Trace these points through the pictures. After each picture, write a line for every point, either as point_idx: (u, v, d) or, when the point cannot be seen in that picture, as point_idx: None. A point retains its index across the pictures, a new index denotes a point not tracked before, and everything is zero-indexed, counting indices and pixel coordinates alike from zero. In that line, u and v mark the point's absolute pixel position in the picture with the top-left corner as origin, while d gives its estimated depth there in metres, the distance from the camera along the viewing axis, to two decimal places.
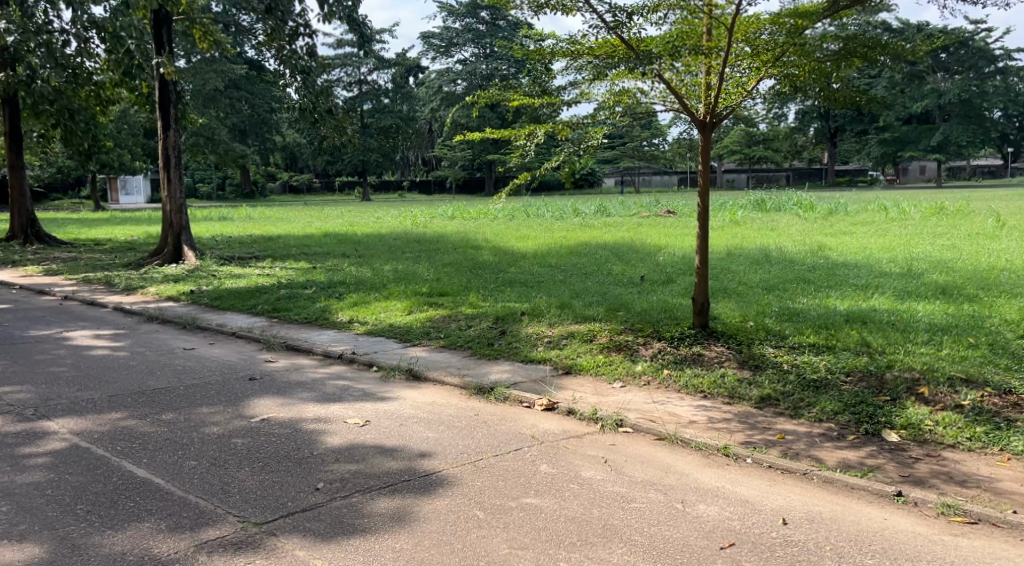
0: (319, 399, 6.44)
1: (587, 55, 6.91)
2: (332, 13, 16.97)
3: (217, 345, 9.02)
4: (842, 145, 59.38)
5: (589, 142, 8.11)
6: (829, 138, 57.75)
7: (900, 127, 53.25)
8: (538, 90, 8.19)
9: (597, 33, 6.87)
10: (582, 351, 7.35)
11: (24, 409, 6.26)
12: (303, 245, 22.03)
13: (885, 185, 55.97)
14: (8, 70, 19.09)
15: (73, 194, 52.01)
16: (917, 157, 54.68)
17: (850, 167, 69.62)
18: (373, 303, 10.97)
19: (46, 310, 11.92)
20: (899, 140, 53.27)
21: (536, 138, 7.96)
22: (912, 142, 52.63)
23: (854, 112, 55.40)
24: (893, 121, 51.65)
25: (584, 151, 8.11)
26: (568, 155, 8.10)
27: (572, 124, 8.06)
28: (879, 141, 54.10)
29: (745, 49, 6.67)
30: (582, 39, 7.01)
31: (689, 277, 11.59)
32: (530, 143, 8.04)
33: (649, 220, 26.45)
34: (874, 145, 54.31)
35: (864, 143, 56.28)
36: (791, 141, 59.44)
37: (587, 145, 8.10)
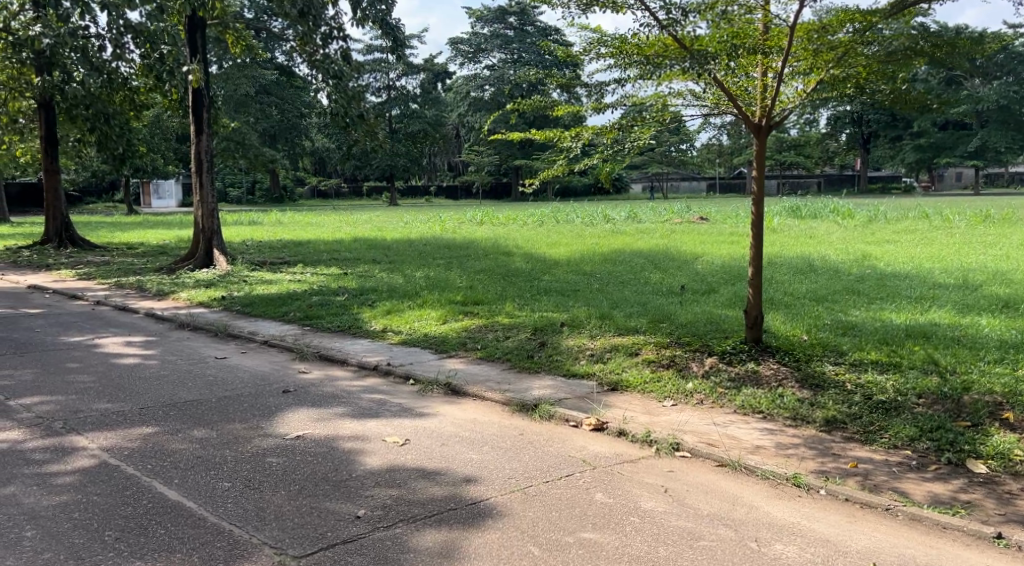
0: (355, 414, 6.19)
1: (638, 54, 6.64)
2: (365, 16, 16.80)
3: (250, 354, 8.80)
4: (876, 151, 58.59)
5: (637, 143, 7.67)
6: (863, 144, 57.00)
7: (936, 132, 52.45)
8: (583, 91, 7.95)
9: (648, 31, 6.55)
10: (627, 366, 7.05)
11: (53, 422, 6.06)
12: (333, 250, 21.89)
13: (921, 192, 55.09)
14: (43, 74, 19.13)
15: (107, 198, 52.44)
16: (954, 164, 53.79)
17: (882, 173, 68.74)
18: (406, 311, 10.73)
19: (78, 316, 11.80)
20: (935, 146, 52.53)
21: (582, 139, 7.72)
22: (948, 148, 52.00)
23: (889, 118, 54.65)
24: (929, 127, 50.90)
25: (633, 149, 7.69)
26: (611, 156, 7.80)
27: (619, 125, 7.71)
28: (914, 146, 53.27)
29: (807, 49, 6.32)
30: (630, 38, 6.73)
31: (731, 287, 11.25)
32: (576, 144, 7.82)
33: (683, 226, 26.10)
34: (909, 151, 53.49)
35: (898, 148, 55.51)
36: (824, 147, 58.75)
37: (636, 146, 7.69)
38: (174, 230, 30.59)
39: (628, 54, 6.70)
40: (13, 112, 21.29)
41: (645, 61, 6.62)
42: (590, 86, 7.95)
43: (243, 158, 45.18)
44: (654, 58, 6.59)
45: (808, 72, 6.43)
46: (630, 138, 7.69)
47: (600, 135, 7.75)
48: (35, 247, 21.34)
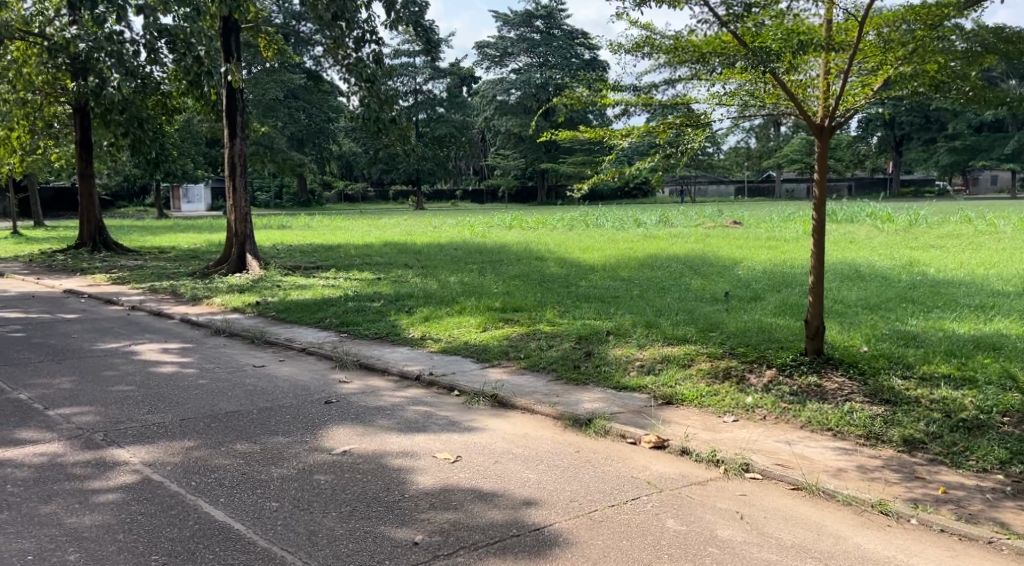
0: (403, 428, 5.99)
1: (694, 51, 6.45)
2: (399, 18, 16.61)
3: (288, 362, 8.63)
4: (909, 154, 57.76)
5: (693, 143, 7.73)
6: (895, 147, 56.27)
7: (971, 135, 51.66)
8: (629, 90, 7.71)
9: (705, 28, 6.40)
10: (680, 378, 6.80)
11: (93, 434, 5.89)
12: (364, 254, 21.74)
13: (955, 196, 54.29)
14: (78, 79, 19.14)
15: (138, 202, 52.78)
16: (989, 167, 52.94)
17: (914, 176, 67.73)
18: (444, 318, 10.51)
19: (114, 322, 11.68)
20: (970, 149, 51.71)
21: (634, 139, 7.69)
22: (984, 151, 51.34)
23: (922, 120, 53.89)
24: (964, 129, 50.15)
25: (684, 153, 7.77)
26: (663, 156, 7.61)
27: (673, 125, 7.65)
28: (949, 149, 52.46)
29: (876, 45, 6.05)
30: (686, 35, 6.53)
31: (777, 294, 10.95)
32: (627, 143, 7.79)
33: (717, 231, 25.79)
34: (943, 154, 52.67)
35: (931, 152, 54.74)
36: (855, 150, 58.05)
37: (687, 150, 7.75)
38: (205, 234, 30.63)
39: (682, 54, 6.49)
40: (47, 117, 21.36)
41: (701, 60, 6.41)
42: (636, 85, 7.72)
43: (271, 162, 45.32)
44: (709, 56, 6.40)
45: (874, 71, 6.23)
46: (680, 144, 7.76)
47: (653, 135, 7.70)
48: (69, 250, 21.39)
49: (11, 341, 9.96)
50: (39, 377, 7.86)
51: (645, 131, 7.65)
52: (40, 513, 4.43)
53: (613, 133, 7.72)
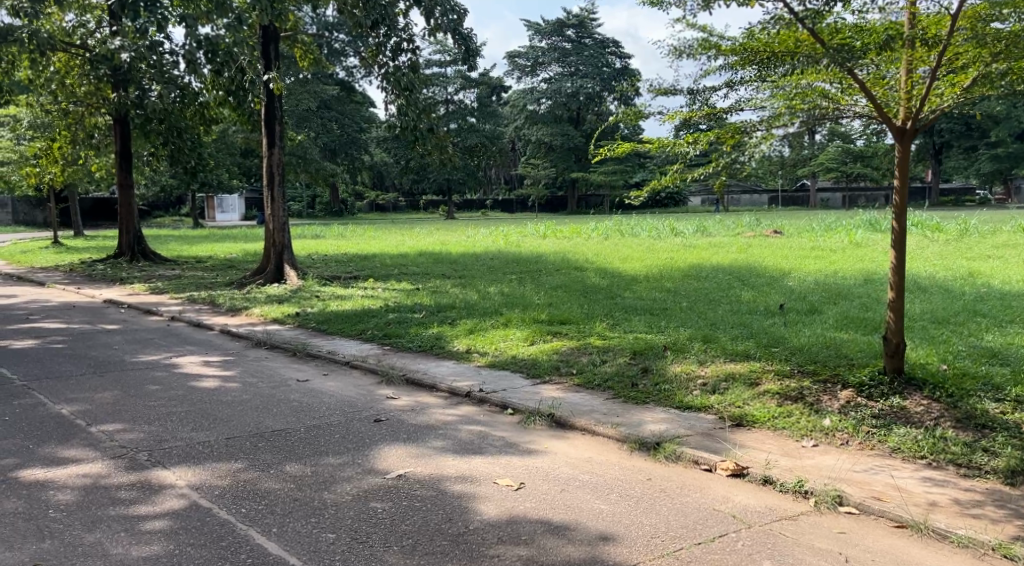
0: (459, 449, 5.69)
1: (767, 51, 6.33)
2: (437, 25, 16.36)
3: (332, 377, 8.34)
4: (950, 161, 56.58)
5: (756, 151, 6.98)
6: (934, 154, 55.18)
7: (1014, 143, 50.51)
8: (686, 97, 7.33)
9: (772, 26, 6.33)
10: (748, 398, 6.46)
11: (136, 453, 5.64)
12: (399, 264, 21.50)
13: (998, 205, 53.09)
14: (117, 89, 19.17)
15: (174, 212, 53.18)
16: None
17: (954, 185, 66.45)
18: (488, 329, 10.17)
19: (154, 333, 11.51)
20: (1013, 156, 50.55)
21: (699, 145, 7.16)
22: None
23: (963, 128, 52.83)
24: (1006, 136, 49.04)
25: (752, 161, 7.03)
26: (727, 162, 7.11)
27: (741, 130, 7.08)
28: (991, 157, 51.30)
29: (970, 40, 5.78)
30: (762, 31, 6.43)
31: (836, 307, 10.55)
32: (693, 151, 7.24)
33: (759, 241, 25.27)
34: (985, 162, 51.54)
35: (972, 160, 53.61)
36: None
37: (758, 157, 7.00)
38: (240, 244, 30.63)
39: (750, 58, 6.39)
40: (89, 128, 21.42)
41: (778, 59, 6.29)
42: (693, 92, 7.35)
43: (304, 172, 45.45)
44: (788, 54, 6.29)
45: (962, 68, 6.00)
46: (748, 147, 7.03)
47: (721, 143, 7.13)
48: (108, 260, 21.41)
49: (52, 353, 9.79)
50: (81, 391, 7.64)
51: (711, 138, 7.14)
52: (86, 543, 4.23)
53: (675, 143, 7.21)
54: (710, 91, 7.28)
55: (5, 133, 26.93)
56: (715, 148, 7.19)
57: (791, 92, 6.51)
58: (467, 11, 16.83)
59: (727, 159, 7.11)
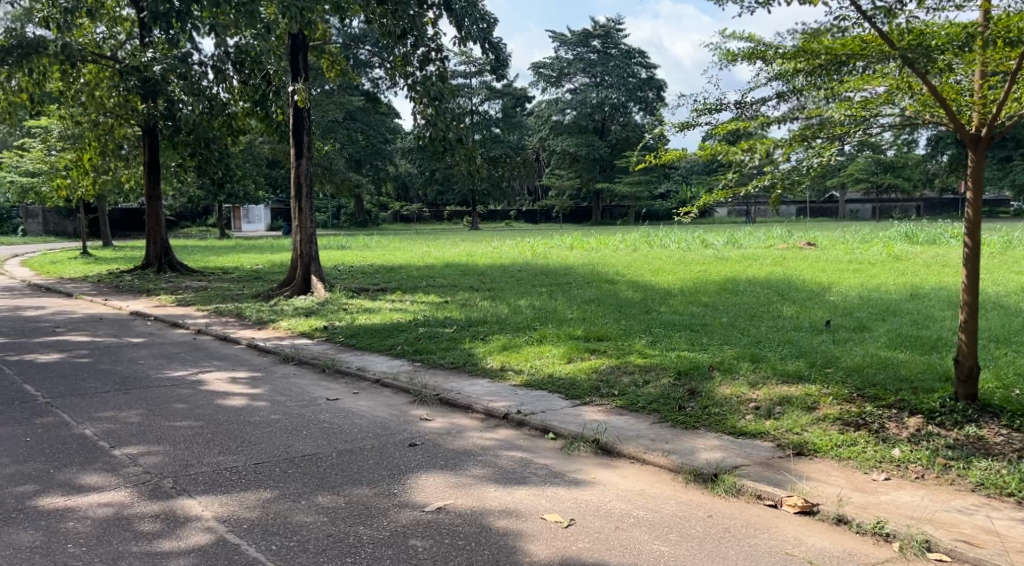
0: (503, 478, 5.37)
1: (828, 54, 6.32)
2: (466, 34, 16.02)
3: (362, 395, 8.03)
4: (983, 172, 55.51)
5: (817, 161, 6.43)
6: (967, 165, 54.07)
7: None
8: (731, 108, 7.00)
9: (825, 31, 6.34)
10: (807, 425, 6.10)
11: (161, 479, 5.35)
12: (427, 275, 21.21)
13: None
14: (147, 101, 19.16)
15: (201, 223, 53.36)
16: None
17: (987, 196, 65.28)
18: (522, 345, 9.81)
19: (180, 347, 11.25)
20: None
21: (756, 153, 6.52)
22: None
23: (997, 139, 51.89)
24: None
25: (809, 171, 6.47)
26: (784, 173, 6.54)
27: (801, 137, 6.48)
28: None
29: None
30: (820, 33, 6.36)
31: (887, 325, 10.14)
32: (749, 160, 6.58)
33: (794, 254, 24.74)
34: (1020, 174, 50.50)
35: (1007, 172, 52.59)
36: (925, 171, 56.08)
37: (814, 166, 6.45)
38: (266, 254, 30.55)
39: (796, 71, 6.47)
40: (119, 139, 21.38)
41: (843, 61, 6.34)
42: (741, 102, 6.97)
43: (330, 183, 45.47)
44: (852, 57, 6.31)
45: None
46: (804, 154, 6.48)
47: (776, 151, 6.53)
48: (136, 271, 21.32)
49: (77, 368, 9.57)
50: (105, 409, 7.38)
51: (766, 147, 6.52)
52: None
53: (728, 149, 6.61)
54: (760, 102, 6.92)
55: (36, 144, 27.00)
56: (770, 156, 6.57)
57: (856, 99, 6.41)
58: (496, 20, 16.52)
59: (782, 170, 6.53)
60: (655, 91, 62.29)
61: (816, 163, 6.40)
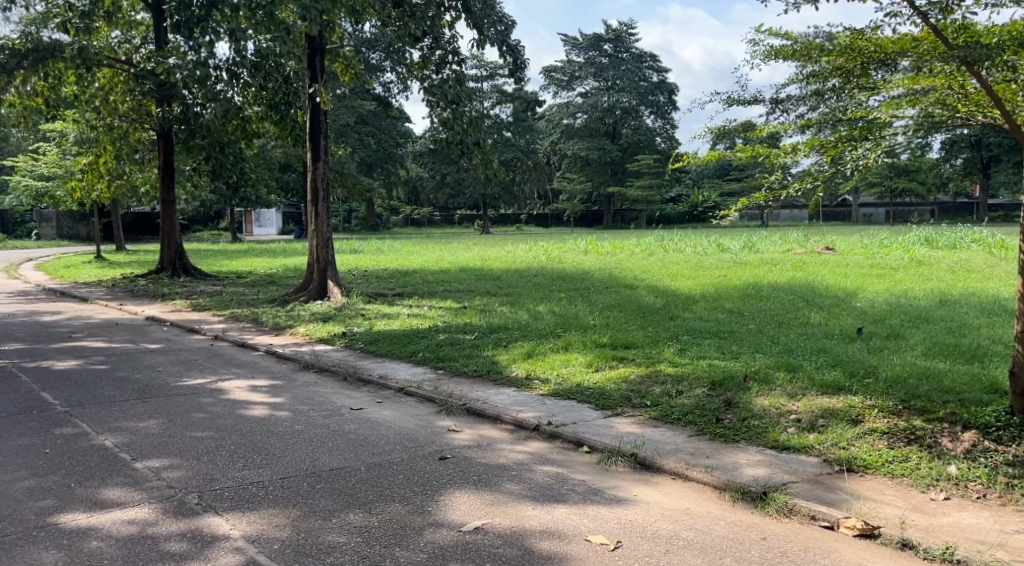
0: (541, 495, 5.16)
1: (877, 51, 6.64)
2: (485, 37, 15.72)
3: (387, 405, 7.81)
4: (997, 176, 55.14)
5: (864, 162, 6.41)
6: (982, 169, 53.71)
7: None
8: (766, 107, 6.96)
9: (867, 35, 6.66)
10: (853, 438, 5.91)
11: (185, 495, 5.16)
12: (442, 280, 20.99)
13: None
14: (163, 104, 19.07)
15: (213, 226, 53.26)
16: None
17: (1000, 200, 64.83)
18: (547, 352, 9.57)
19: (198, 353, 11.07)
20: None
21: (800, 154, 6.70)
22: None
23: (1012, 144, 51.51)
24: None
25: (855, 172, 6.45)
26: (830, 175, 6.55)
27: (846, 139, 6.57)
28: None
29: None
30: (866, 33, 6.70)
31: (919, 333, 9.96)
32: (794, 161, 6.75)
33: (811, 259, 24.47)
34: None
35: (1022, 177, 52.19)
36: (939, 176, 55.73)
37: (860, 167, 6.44)
38: (279, 258, 30.38)
39: (845, 67, 6.69)
40: (133, 143, 21.25)
41: (888, 60, 6.62)
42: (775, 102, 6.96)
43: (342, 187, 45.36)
44: (901, 53, 6.60)
45: None
46: (851, 155, 6.48)
47: (823, 151, 6.62)
48: (150, 275, 21.20)
49: (95, 375, 9.38)
50: (125, 419, 7.19)
51: (812, 146, 6.67)
52: None
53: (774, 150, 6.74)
54: (795, 103, 6.91)
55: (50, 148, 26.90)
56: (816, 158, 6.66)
57: (903, 99, 6.45)
58: (514, 23, 16.27)
59: (827, 172, 6.58)
60: (666, 94, 62.12)
61: (861, 164, 6.39)
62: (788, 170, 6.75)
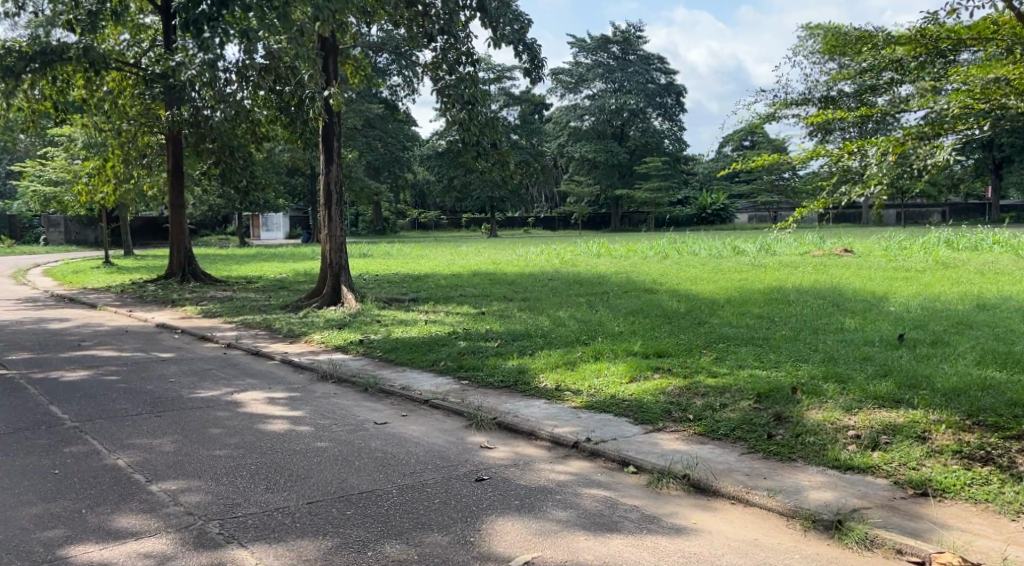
0: (591, 525, 4.76)
1: (950, 36, 6.39)
2: (501, 37, 15.35)
3: (413, 418, 7.38)
4: (1010, 177, 54.54)
5: (931, 161, 5.78)
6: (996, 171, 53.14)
7: None
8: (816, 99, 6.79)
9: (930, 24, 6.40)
10: (924, 458, 5.54)
11: (206, 524, 4.77)
12: (455, 284, 20.54)
13: None
14: (172, 108, 18.72)
15: (220, 231, 53.05)
16: None
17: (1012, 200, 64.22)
18: (576, 361, 9.14)
19: (211, 363, 10.68)
20: None
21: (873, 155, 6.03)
22: None
23: None
24: None
25: (923, 170, 5.85)
26: (897, 177, 5.93)
27: (916, 136, 5.95)
28: None
29: None
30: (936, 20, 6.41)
31: (963, 341, 9.60)
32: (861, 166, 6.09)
33: (831, 262, 24.05)
34: None
35: None
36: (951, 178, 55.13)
37: (928, 167, 5.81)
38: (289, 263, 30.03)
39: (901, 58, 6.49)
40: (141, 146, 20.88)
41: (959, 46, 6.42)
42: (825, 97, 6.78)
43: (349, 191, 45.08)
44: (980, 37, 6.40)
45: None
46: (918, 154, 5.85)
47: (888, 152, 5.99)
48: (158, 281, 20.84)
49: (107, 387, 8.98)
50: (138, 435, 6.79)
51: (880, 147, 6.06)
52: None
53: (835, 152, 6.23)
54: (850, 99, 6.69)
55: (57, 153, 26.63)
56: (881, 155, 6.03)
57: (976, 86, 6.04)
58: (531, 21, 15.79)
59: (891, 171, 5.93)
60: (674, 96, 61.74)
61: (930, 161, 5.72)
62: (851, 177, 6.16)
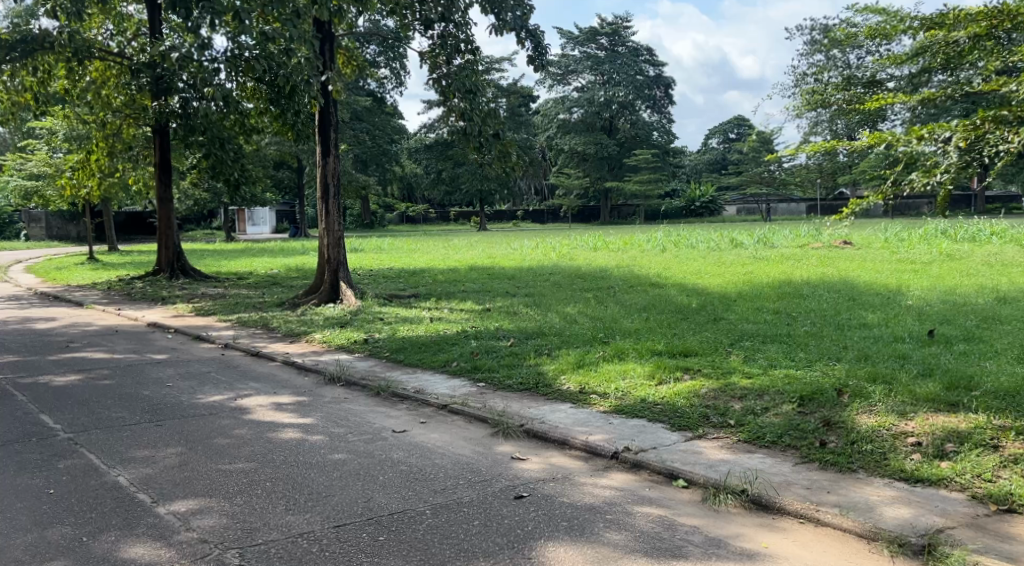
0: (651, 552, 4.34)
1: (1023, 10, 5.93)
2: (503, 24, 14.89)
3: (432, 426, 6.91)
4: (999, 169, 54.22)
5: (1000, 149, 5.64)
6: None
7: None
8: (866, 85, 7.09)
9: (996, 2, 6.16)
10: (1001, 469, 5.15)
11: (224, 557, 4.42)
12: (453, 280, 20.03)
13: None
14: (158, 98, 18.14)
15: (205, 226, 52.47)
16: None
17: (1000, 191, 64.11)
18: (598, 361, 8.69)
19: (209, 364, 10.16)
20: None
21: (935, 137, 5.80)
22: None
23: None
24: None
25: (997, 158, 5.66)
26: (963, 162, 5.77)
27: (993, 119, 5.74)
28: None
29: None
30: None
31: (999, 339, 9.23)
32: (926, 148, 5.84)
33: (832, 254, 23.70)
34: None
35: None
36: None
37: (1003, 154, 5.62)
38: (279, 258, 29.40)
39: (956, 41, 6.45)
40: (128, 139, 20.30)
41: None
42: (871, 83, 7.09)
43: None
44: None
45: None
46: (992, 140, 5.67)
47: (963, 135, 5.74)
48: (146, 277, 20.25)
49: (100, 393, 8.46)
50: (138, 447, 6.31)
51: (954, 129, 5.77)
52: None
53: (903, 136, 5.87)
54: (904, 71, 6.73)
55: (39, 146, 25.97)
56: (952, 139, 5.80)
57: None
58: (533, 8, 15.28)
59: (960, 160, 5.74)
60: (663, 88, 61.38)
61: (1007, 148, 5.55)
62: (918, 161, 5.84)
